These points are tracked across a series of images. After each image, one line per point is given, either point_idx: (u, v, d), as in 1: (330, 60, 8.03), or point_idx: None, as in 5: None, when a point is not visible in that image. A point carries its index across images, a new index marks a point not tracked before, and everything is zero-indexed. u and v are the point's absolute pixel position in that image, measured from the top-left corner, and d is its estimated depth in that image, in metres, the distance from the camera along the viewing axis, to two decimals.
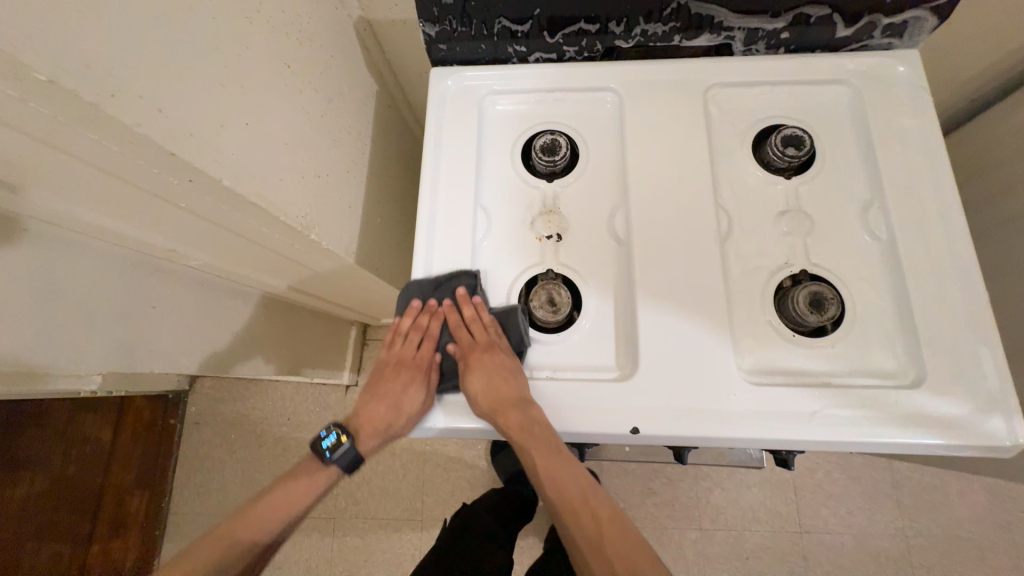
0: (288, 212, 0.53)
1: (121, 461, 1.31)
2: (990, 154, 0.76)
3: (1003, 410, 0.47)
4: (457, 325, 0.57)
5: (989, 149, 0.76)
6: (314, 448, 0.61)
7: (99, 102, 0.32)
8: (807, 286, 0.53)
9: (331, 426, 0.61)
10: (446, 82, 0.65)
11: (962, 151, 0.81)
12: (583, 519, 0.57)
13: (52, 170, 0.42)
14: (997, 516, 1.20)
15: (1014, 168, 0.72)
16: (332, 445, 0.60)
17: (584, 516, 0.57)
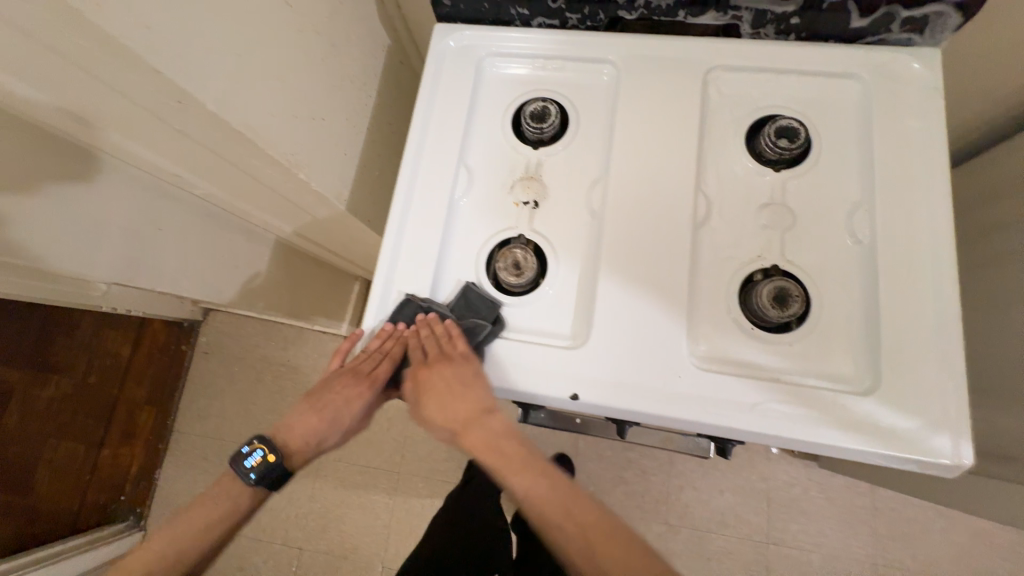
0: (276, 147, 0.56)
1: (135, 376, 1.42)
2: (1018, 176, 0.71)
3: (953, 429, 0.46)
4: (415, 346, 0.56)
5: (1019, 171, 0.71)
6: (232, 464, 0.58)
7: (89, 11, 0.35)
8: (774, 280, 0.53)
9: (254, 442, 0.58)
10: (448, 41, 0.66)
11: (992, 170, 0.76)
12: (563, 524, 0.53)
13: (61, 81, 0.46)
14: (978, 561, 1.16)
15: None
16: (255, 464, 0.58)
17: (567, 527, 0.53)
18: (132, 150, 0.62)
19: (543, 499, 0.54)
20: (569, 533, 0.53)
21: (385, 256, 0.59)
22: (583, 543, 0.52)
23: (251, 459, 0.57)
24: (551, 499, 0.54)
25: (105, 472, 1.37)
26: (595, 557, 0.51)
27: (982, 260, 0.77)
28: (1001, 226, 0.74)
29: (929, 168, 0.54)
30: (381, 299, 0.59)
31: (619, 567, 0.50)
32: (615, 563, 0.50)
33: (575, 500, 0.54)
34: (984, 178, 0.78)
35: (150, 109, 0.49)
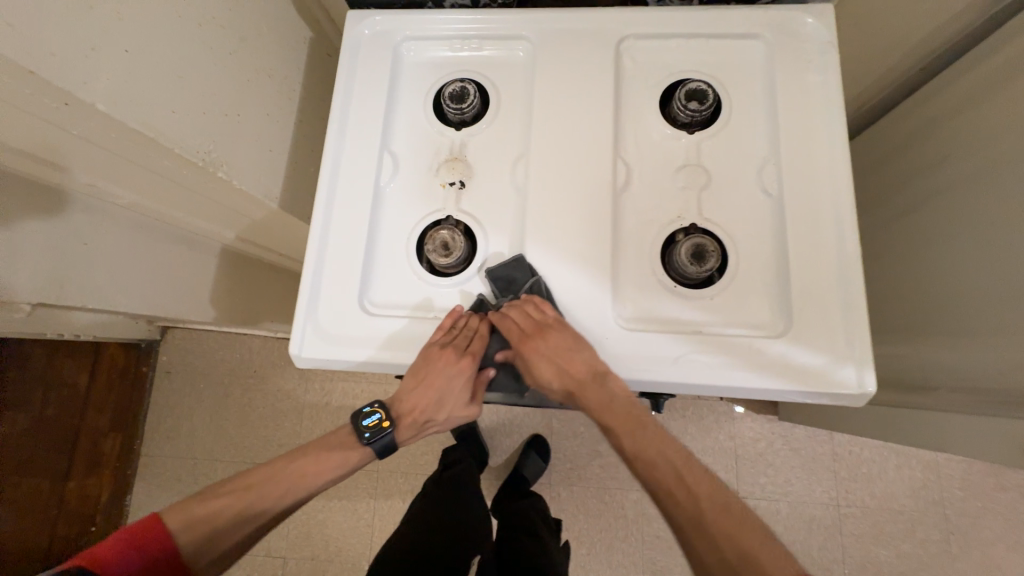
0: (185, 145, 0.56)
1: (96, 404, 1.36)
2: (928, 123, 0.75)
3: (857, 360, 0.49)
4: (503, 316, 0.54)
5: (929, 117, 0.75)
6: (353, 422, 0.59)
7: None
8: (690, 238, 0.54)
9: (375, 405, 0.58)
10: (362, 27, 0.65)
11: (906, 120, 0.80)
12: (681, 498, 0.49)
13: None
14: (931, 492, 1.23)
15: (941, 135, 0.72)
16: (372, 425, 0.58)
17: (682, 493, 0.49)
18: (39, 161, 0.60)
19: (660, 470, 0.51)
20: (682, 502, 0.49)
21: (312, 248, 0.59)
22: (698, 512, 0.48)
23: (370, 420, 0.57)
24: (666, 468, 0.51)
25: (74, 504, 1.32)
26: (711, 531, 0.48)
27: (901, 206, 0.82)
28: (916, 173, 0.78)
29: (828, 118, 0.56)
30: (311, 291, 0.58)
31: (736, 543, 0.46)
32: (731, 540, 0.46)
33: (694, 475, 0.50)
34: (896, 129, 0.82)
35: (39, 116, 0.48)
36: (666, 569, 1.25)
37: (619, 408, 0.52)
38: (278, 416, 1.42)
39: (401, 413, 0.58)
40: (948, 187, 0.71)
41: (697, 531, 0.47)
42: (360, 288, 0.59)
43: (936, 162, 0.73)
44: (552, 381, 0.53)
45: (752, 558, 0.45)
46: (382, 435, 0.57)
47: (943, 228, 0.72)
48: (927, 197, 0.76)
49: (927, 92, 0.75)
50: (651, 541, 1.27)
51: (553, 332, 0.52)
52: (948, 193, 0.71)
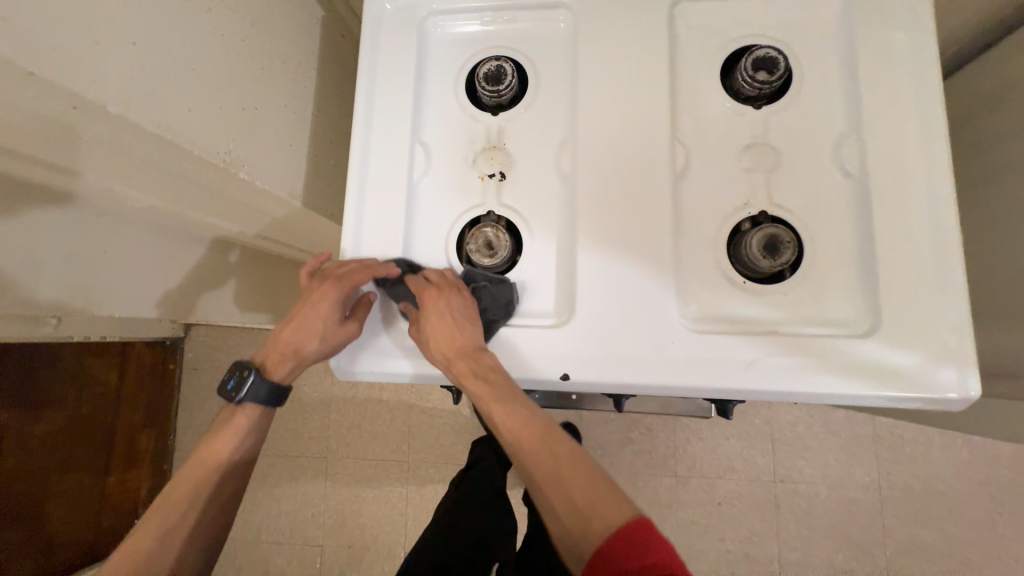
0: (204, 145, 0.51)
1: (129, 402, 1.37)
2: (1006, 87, 0.67)
3: (959, 362, 0.44)
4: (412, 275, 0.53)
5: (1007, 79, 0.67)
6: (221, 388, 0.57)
7: None
8: (764, 228, 0.49)
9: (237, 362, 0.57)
10: (383, 3, 0.59)
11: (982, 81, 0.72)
12: (536, 457, 0.47)
13: None
14: (978, 473, 1.19)
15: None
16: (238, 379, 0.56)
17: (539, 442, 0.47)
18: (49, 167, 0.57)
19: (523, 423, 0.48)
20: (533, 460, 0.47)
21: (347, 253, 0.55)
22: (550, 462, 0.46)
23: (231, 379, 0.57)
24: (529, 427, 0.47)
25: (115, 499, 1.34)
26: (553, 489, 0.45)
27: (973, 176, 0.74)
28: (992, 141, 0.70)
29: (919, 85, 0.49)
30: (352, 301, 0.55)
31: (573, 495, 0.44)
32: (579, 491, 0.44)
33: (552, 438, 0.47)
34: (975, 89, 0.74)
35: (48, 121, 0.44)
36: (701, 553, 1.25)
37: (495, 378, 0.48)
38: (306, 410, 1.42)
39: (270, 352, 0.57)
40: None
41: (547, 486, 0.45)
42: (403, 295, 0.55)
43: (1017, 129, 0.66)
44: (429, 343, 0.50)
45: (592, 507, 0.43)
46: (250, 379, 0.56)
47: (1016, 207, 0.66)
48: (1003, 168, 0.69)
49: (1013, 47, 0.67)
50: (686, 526, 1.26)
51: (439, 287, 0.51)
52: None
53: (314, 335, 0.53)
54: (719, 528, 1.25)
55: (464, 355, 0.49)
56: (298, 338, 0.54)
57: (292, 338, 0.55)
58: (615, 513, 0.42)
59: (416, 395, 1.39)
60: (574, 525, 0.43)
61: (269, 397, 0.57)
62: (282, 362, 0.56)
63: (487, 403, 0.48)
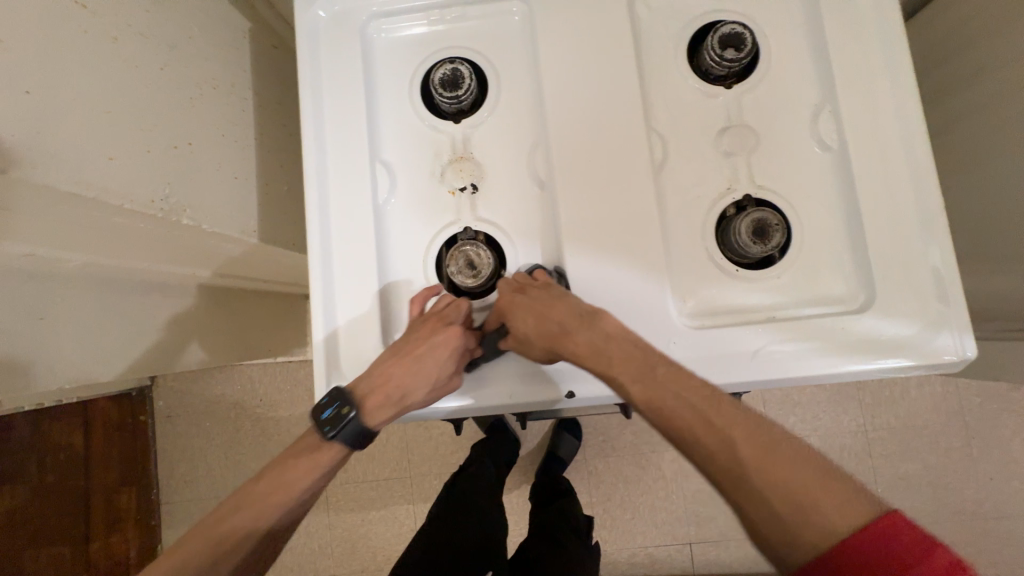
0: (137, 196, 0.45)
1: (100, 464, 1.26)
2: (970, 29, 0.68)
3: (954, 326, 0.45)
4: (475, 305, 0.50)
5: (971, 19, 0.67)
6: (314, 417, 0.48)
7: None
8: (750, 213, 0.48)
9: (330, 394, 0.48)
10: (316, 11, 0.54)
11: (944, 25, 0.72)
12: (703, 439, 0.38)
13: None
14: (951, 404, 1.26)
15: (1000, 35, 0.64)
16: (332, 417, 0.47)
17: (703, 429, 0.39)
18: None
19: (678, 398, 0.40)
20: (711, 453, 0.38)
21: (317, 292, 0.51)
22: (725, 451, 0.38)
23: (327, 413, 0.47)
24: (686, 412, 0.39)
25: (103, 565, 1.25)
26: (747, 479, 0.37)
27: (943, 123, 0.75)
28: (963, 83, 0.71)
29: (887, 48, 0.49)
30: (327, 345, 0.51)
31: (778, 487, 0.36)
32: (773, 483, 0.36)
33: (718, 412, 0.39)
34: (938, 35, 0.74)
35: None
36: (710, 519, 1.28)
37: (619, 349, 0.43)
38: None
39: (366, 393, 0.47)
40: (998, 99, 0.66)
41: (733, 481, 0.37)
42: (383, 332, 0.51)
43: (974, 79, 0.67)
44: (528, 339, 0.45)
45: (805, 507, 0.35)
46: (348, 418, 0.47)
47: (996, 143, 0.67)
48: (976, 109, 0.70)
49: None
50: (692, 496, 1.29)
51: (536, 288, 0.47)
52: (1007, 103, 0.64)
53: (428, 367, 0.46)
54: None
55: (581, 331, 0.44)
56: (408, 374, 0.46)
57: (401, 372, 0.46)
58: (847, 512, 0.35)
59: None
60: (774, 530, 0.35)
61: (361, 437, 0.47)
62: (380, 403, 0.47)
63: (627, 386, 0.42)
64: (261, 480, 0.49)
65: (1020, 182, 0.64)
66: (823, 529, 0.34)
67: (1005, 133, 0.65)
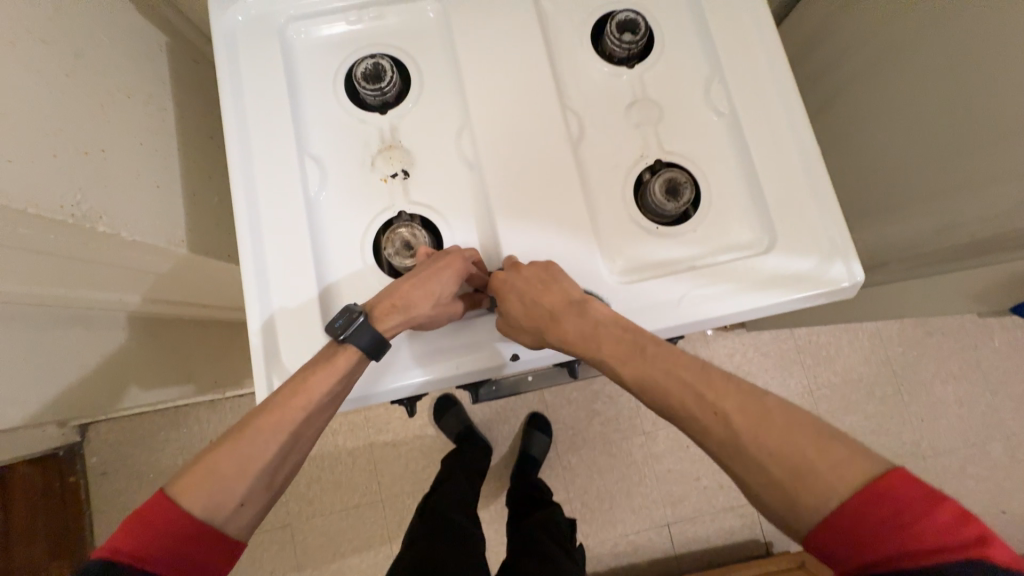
0: (44, 200, 0.43)
1: (26, 538, 1.10)
2: (830, 15, 0.79)
3: (844, 256, 0.50)
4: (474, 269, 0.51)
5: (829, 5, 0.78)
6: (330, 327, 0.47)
7: None
8: (662, 174, 0.52)
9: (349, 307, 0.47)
10: (232, 15, 0.55)
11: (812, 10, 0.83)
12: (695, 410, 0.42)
13: None
14: (879, 355, 1.38)
15: (855, 19, 0.74)
16: (345, 323, 0.47)
17: (694, 403, 0.42)
18: None
19: (660, 383, 0.44)
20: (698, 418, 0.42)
21: (251, 287, 0.50)
22: (721, 427, 0.40)
23: (343, 322, 0.46)
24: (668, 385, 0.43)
25: None
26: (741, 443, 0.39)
27: (830, 92, 0.85)
28: (833, 63, 0.82)
29: (759, 26, 0.56)
30: (266, 341, 0.50)
31: (772, 448, 0.38)
32: (769, 446, 0.38)
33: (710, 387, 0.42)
34: (808, 26, 0.85)
35: None
36: (684, 498, 1.31)
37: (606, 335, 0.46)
38: None
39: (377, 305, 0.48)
40: (864, 71, 0.76)
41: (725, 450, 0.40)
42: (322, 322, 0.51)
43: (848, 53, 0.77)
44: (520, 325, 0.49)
45: (803, 472, 0.36)
46: (358, 322, 0.46)
47: (867, 110, 0.78)
48: (849, 82, 0.80)
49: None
50: (665, 477, 1.32)
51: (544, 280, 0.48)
52: (874, 73, 0.74)
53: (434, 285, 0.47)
54: (693, 468, 1.32)
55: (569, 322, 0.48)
56: (417, 288, 0.47)
57: (412, 292, 0.47)
58: (855, 474, 0.35)
59: (374, 429, 1.30)
60: (764, 489, 0.38)
61: (368, 349, 0.46)
62: (388, 316, 0.47)
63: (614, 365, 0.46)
64: (259, 417, 0.46)
65: (892, 139, 0.74)
66: (826, 493, 0.35)
67: (875, 99, 0.76)
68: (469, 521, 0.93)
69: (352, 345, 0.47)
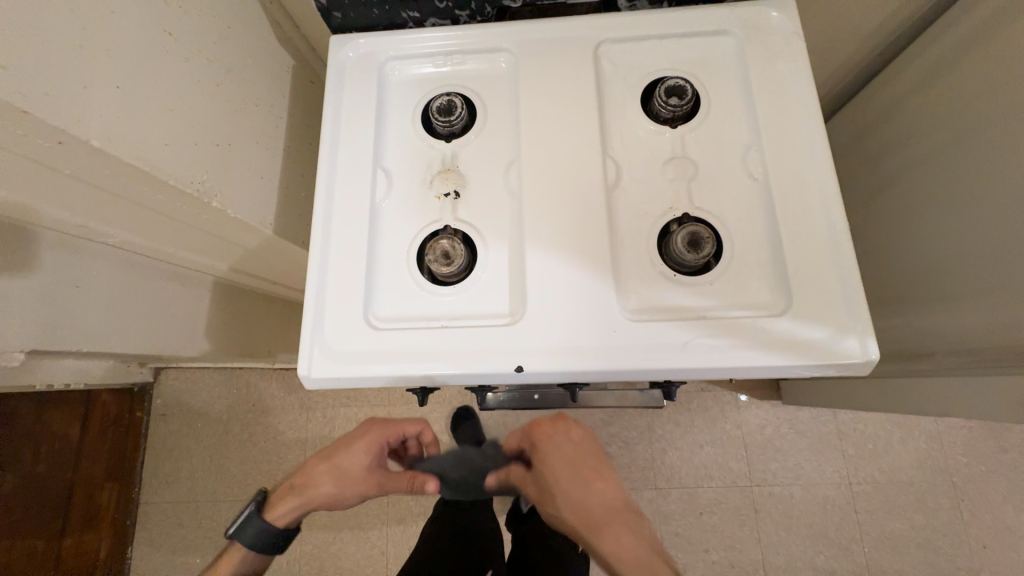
0: (179, 176, 0.56)
1: (91, 457, 1.27)
2: (899, 99, 0.79)
3: (858, 332, 0.51)
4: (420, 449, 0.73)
5: (899, 90, 0.79)
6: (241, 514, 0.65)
7: None
8: (686, 227, 0.56)
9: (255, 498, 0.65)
10: (346, 50, 0.67)
11: (881, 93, 0.83)
12: None
13: None
14: (937, 461, 1.25)
15: (922, 105, 0.75)
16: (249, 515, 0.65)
17: None
18: (30, 208, 0.60)
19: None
20: None
21: (313, 270, 0.59)
22: None
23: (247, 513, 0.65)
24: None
25: (70, 564, 1.22)
26: None
27: (890, 174, 0.83)
28: (895, 146, 0.81)
29: (804, 105, 0.59)
30: (314, 316, 0.58)
31: None
32: None
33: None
34: (875, 106, 0.85)
35: (36, 157, 0.49)
36: (688, 567, 1.24)
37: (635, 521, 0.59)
38: (279, 451, 1.37)
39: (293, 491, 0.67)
40: (927, 158, 0.75)
41: None
42: (362, 308, 0.59)
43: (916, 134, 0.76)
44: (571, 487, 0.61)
45: None
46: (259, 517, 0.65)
47: (925, 195, 0.76)
48: (910, 165, 0.79)
49: (896, 70, 0.79)
50: (670, 540, 1.25)
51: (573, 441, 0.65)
52: (937, 159, 0.73)
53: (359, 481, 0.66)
54: (703, 537, 1.25)
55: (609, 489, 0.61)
56: (345, 484, 0.66)
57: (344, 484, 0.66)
58: None
59: None
60: None
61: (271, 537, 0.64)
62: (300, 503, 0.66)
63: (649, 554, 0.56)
64: None
65: (950, 228, 0.71)
66: None
67: (936, 186, 0.74)
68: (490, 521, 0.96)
69: (246, 538, 0.64)
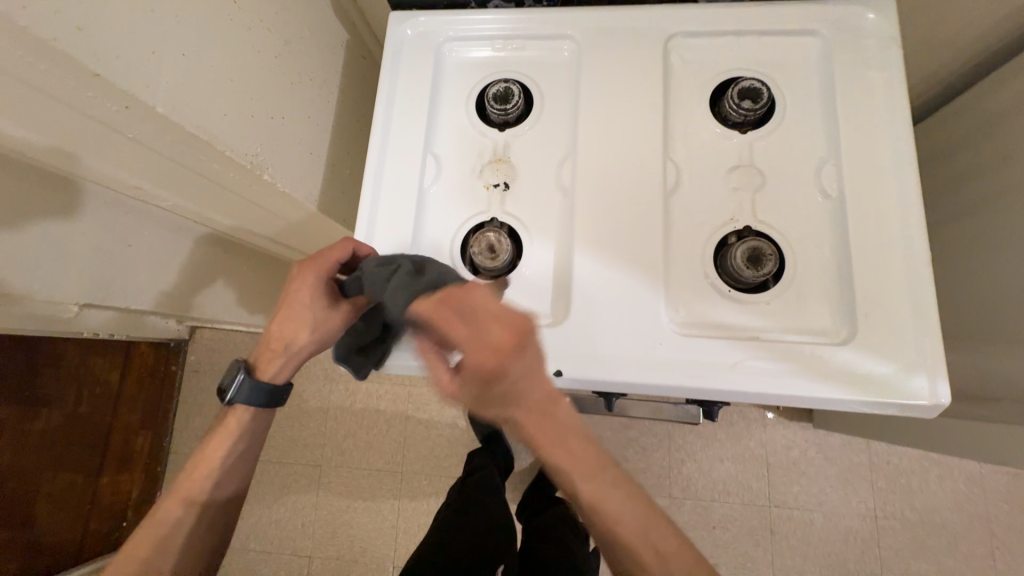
0: (235, 147, 0.57)
1: (128, 404, 1.34)
2: (998, 117, 0.71)
3: (927, 370, 0.48)
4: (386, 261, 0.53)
5: (997, 107, 0.71)
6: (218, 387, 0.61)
7: (32, 27, 0.36)
8: (747, 241, 0.52)
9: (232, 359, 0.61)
10: (405, 28, 0.65)
11: (976, 108, 0.75)
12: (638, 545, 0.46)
13: (17, 99, 0.46)
14: (976, 505, 1.18)
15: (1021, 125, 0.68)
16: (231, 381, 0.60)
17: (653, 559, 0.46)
18: (90, 166, 0.62)
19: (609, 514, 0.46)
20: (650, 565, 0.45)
21: None
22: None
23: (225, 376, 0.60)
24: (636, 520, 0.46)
25: (105, 501, 1.30)
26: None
27: (973, 197, 0.77)
28: (985, 167, 0.74)
29: (893, 119, 0.54)
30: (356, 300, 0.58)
31: None
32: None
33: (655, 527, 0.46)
34: (968, 121, 0.77)
35: (102, 118, 0.49)
36: None
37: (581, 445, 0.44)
38: (303, 418, 1.41)
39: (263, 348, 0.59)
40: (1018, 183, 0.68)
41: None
42: None
43: (1011, 157, 0.69)
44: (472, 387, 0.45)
45: None
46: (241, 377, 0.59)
47: (1010, 225, 0.70)
48: (999, 191, 0.72)
49: (996, 82, 0.71)
50: None
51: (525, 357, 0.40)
52: None
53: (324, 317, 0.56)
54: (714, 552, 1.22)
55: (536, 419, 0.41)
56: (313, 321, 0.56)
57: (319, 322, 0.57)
58: None
59: (413, 406, 1.38)
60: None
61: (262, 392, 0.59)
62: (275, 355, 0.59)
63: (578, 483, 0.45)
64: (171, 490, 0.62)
65: None
66: None
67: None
68: (501, 505, 0.98)
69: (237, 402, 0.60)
